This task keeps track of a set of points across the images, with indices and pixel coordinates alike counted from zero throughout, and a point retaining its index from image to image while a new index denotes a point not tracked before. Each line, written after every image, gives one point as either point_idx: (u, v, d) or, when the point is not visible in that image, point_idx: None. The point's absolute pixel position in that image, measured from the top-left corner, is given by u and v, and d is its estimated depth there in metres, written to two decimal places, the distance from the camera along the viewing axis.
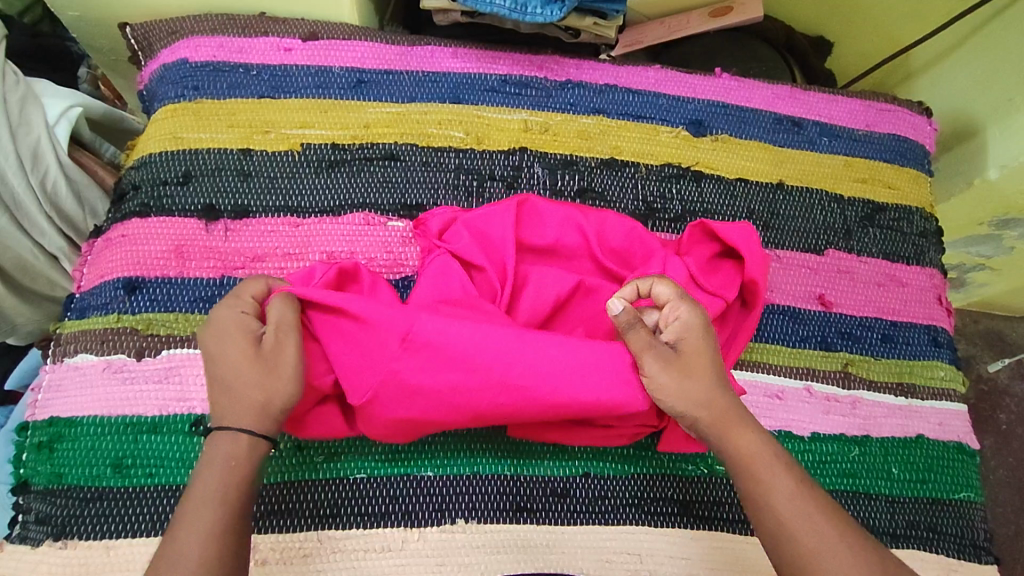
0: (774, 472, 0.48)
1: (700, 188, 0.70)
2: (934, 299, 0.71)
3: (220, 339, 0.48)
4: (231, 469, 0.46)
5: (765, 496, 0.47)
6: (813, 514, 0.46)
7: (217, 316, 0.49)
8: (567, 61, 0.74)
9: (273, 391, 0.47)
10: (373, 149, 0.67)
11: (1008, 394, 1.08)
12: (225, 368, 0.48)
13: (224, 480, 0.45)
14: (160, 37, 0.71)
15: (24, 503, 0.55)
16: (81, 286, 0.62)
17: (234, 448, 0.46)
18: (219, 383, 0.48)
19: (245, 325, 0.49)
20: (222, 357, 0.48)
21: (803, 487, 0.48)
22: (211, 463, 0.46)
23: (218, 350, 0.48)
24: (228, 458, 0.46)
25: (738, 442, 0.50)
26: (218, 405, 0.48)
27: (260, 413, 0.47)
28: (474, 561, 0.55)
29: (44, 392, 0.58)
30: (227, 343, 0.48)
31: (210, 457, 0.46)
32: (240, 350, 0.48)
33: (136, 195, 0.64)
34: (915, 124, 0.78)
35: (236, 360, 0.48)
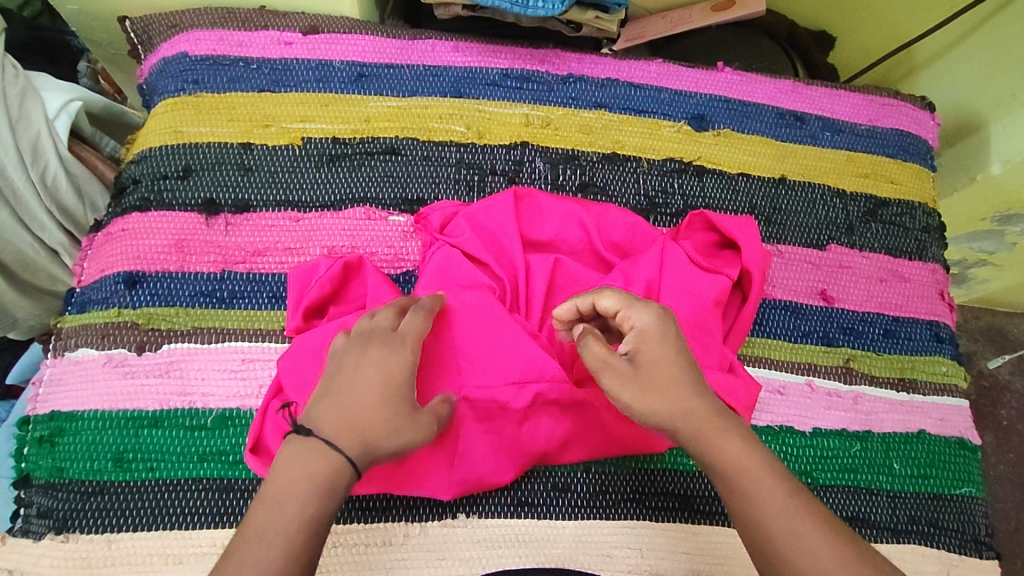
0: (762, 487, 0.46)
1: (702, 183, 0.70)
2: (936, 295, 0.71)
3: (381, 367, 0.47)
4: (326, 495, 0.43)
5: (752, 512, 0.46)
6: (804, 533, 0.44)
7: (391, 347, 0.48)
8: (569, 55, 0.73)
9: (394, 442, 0.46)
10: (374, 144, 0.67)
11: (1008, 390, 1.08)
12: (365, 390, 0.46)
13: (314, 498, 0.43)
14: (159, 30, 0.71)
15: (25, 497, 0.55)
16: (81, 280, 0.62)
17: (331, 471, 0.44)
18: (340, 396, 0.46)
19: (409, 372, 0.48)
20: (368, 379, 0.47)
21: (793, 500, 0.46)
22: (304, 480, 0.43)
23: (369, 370, 0.47)
24: (324, 481, 0.43)
25: (725, 453, 0.47)
26: (332, 415, 0.45)
27: (365, 449, 0.45)
28: (474, 555, 0.55)
29: (44, 387, 0.58)
30: (383, 375, 0.47)
31: (303, 470, 0.43)
32: (390, 389, 0.47)
33: (137, 189, 0.64)
34: (918, 120, 0.77)
35: (380, 397, 0.46)
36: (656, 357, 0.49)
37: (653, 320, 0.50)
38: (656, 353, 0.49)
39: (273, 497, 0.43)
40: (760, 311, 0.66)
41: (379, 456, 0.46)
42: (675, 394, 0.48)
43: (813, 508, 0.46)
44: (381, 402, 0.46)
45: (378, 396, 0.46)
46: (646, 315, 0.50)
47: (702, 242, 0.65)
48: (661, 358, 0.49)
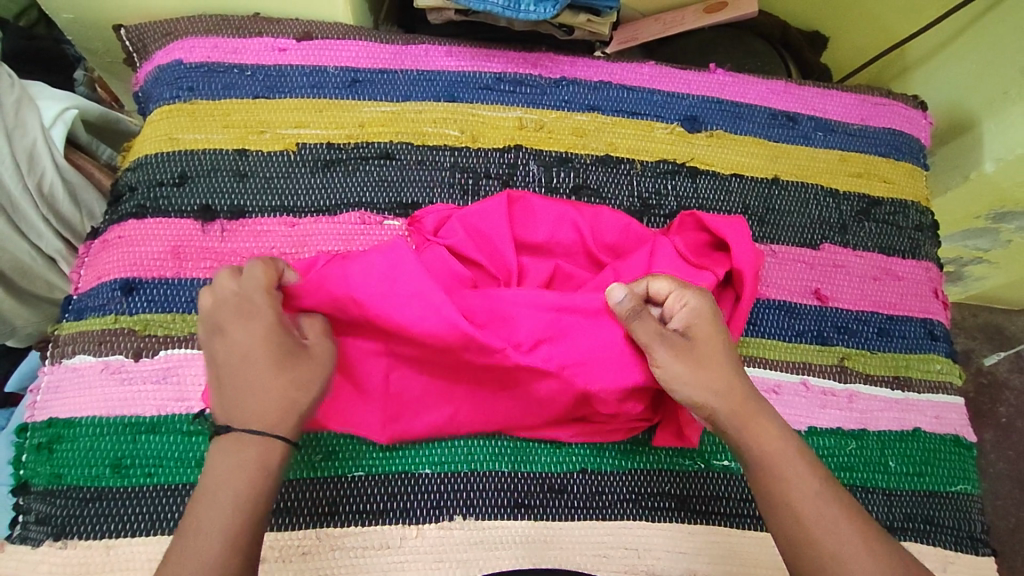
0: (799, 474, 0.47)
1: (695, 184, 0.71)
2: (930, 293, 0.71)
3: (248, 338, 0.48)
4: (262, 476, 0.46)
5: (787, 500, 0.47)
6: (839, 521, 0.45)
7: (246, 315, 0.48)
8: (562, 58, 0.74)
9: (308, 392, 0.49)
10: (368, 148, 0.67)
11: (1007, 387, 1.08)
12: (251, 365, 0.47)
13: (250, 483, 0.45)
14: (154, 38, 0.71)
15: (24, 504, 0.55)
16: (78, 287, 0.62)
17: (263, 454, 0.46)
18: (238, 383, 0.47)
19: (279, 327, 0.49)
20: (248, 354, 0.48)
21: (826, 492, 0.47)
22: (241, 465, 0.45)
23: (246, 345, 0.48)
24: (257, 464, 0.46)
25: (762, 439, 0.49)
26: (238, 400, 0.47)
27: (287, 414, 0.47)
28: (471, 557, 0.55)
29: (42, 394, 0.58)
30: (257, 343, 0.48)
31: (238, 460, 0.45)
32: (270, 351, 0.48)
33: (133, 196, 0.64)
34: (910, 119, 0.78)
35: (267, 361, 0.48)
36: (705, 339, 0.52)
37: (702, 302, 0.54)
38: (706, 337, 0.53)
39: (210, 490, 0.45)
40: (754, 311, 0.67)
41: (300, 409, 0.48)
42: (719, 372, 0.51)
43: (841, 503, 0.47)
44: (271, 364, 0.48)
45: (264, 361, 0.48)
46: (699, 298, 0.54)
47: (695, 243, 0.65)
48: (708, 331, 0.53)
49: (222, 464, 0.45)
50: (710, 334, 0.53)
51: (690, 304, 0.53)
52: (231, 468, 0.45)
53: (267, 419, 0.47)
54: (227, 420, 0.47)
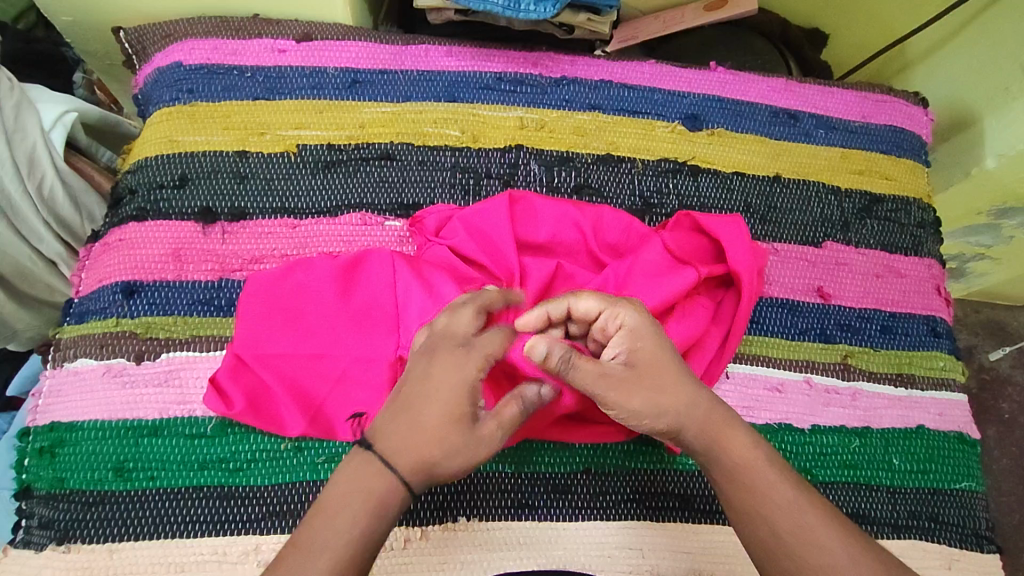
0: (771, 483, 0.47)
1: (696, 183, 0.70)
2: (933, 290, 0.71)
3: (443, 378, 0.45)
4: (378, 518, 0.43)
5: (764, 508, 0.46)
6: (817, 527, 0.45)
7: (453, 359, 0.46)
8: (562, 57, 0.74)
9: (450, 465, 0.44)
10: (369, 149, 0.67)
11: (1009, 383, 1.08)
12: (427, 410, 0.45)
13: (362, 518, 0.43)
14: (153, 40, 0.71)
15: (26, 508, 0.55)
16: (80, 290, 0.62)
17: (384, 495, 0.43)
18: (403, 413, 0.45)
19: (474, 387, 0.46)
20: (433, 397, 0.45)
21: (803, 498, 0.47)
22: (362, 495, 0.43)
23: (435, 388, 0.45)
24: (377, 503, 0.43)
25: (731, 450, 0.48)
26: (398, 439, 0.44)
27: (424, 472, 0.44)
28: (476, 559, 0.55)
29: (44, 398, 0.58)
30: (444, 393, 0.45)
31: (361, 491, 0.43)
32: (455, 407, 0.45)
33: (133, 199, 0.64)
34: (912, 115, 0.77)
35: (444, 412, 0.45)
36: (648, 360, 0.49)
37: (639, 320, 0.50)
38: (649, 358, 0.49)
39: (328, 511, 0.43)
40: (756, 310, 0.66)
41: (438, 475, 0.45)
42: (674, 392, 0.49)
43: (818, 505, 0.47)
44: (444, 419, 0.44)
45: (440, 411, 0.45)
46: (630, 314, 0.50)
47: (694, 244, 0.65)
48: (651, 351, 0.49)
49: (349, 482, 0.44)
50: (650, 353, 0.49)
51: (625, 322, 0.50)
52: (352, 495, 0.43)
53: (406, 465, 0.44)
54: (378, 447, 0.44)
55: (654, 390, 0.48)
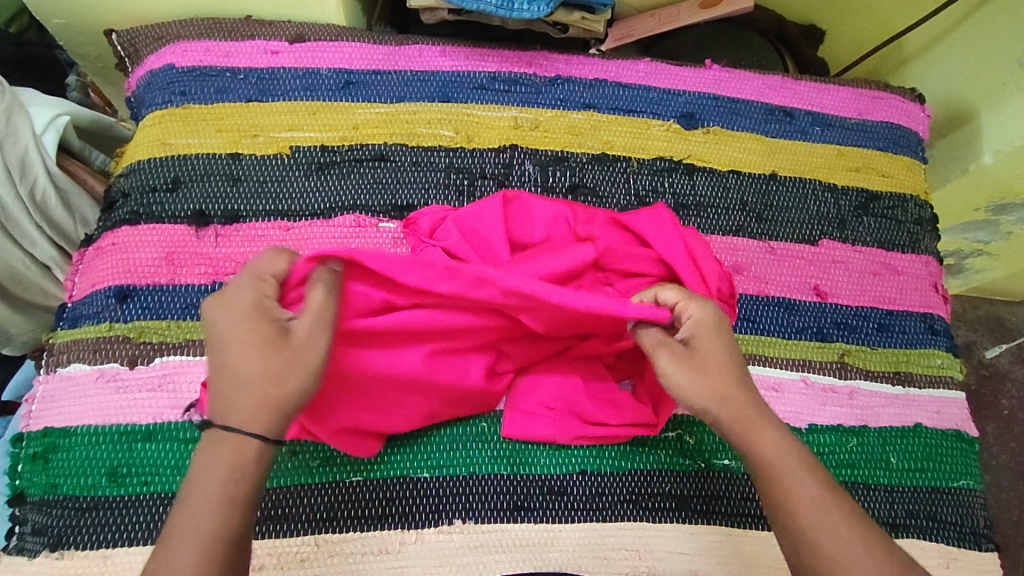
0: (799, 478, 0.46)
1: (692, 182, 0.70)
2: (930, 287, 0.71)
3: (230, 317, 0.45)
4: (234, 478, 0.43)
5: (788, 502, 0.46)
6: (838, 524, 0.45)
7: (230, 295, 0.46)
8: (556, 56, 0.73)
9: (290, 385, 0.45)
10: (362, 150, 0.67)
11: (1008, 379, 1.08)
12: (237, 355, 0.45)
13: (222, 485, 0.42)
14: (146, 43, 0.71)
15: (21, 514, 0.55)
16: (73, 295, 0.62)
17: (239, 453, 0.43)
18: (221, 370, 0.45)
19: (260, 310, 0.46)
20: (235, 340, 0.45)
21: (829, 495, 0.46)
22: (213, 463, 0.43)
23: (229, 333, 0.45)
24: (231, 465, 0.43)
25: (763, 444, 0.48)
26: (225, 398, 0.44)
27: (269, 410, 0.44)
28: (471, 561, 0.55)
29: (37, 403, 0.58)
30: (241, 330, 0.45)
31: (213, 457, 0.43)
32: (257, 339, 0.45)
33: (126, 203, 0.64)
34: (908, 112, 0.77)
35: (252, 349, 0.45)
36: (707, 350, 0.50)
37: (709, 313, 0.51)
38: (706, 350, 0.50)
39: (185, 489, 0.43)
40: (753, 309, 0.66)
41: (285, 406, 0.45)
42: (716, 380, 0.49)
43: (844, 504, 0.46)
44: (257, 356, 0.45)
45: (253, 351, 0.45)
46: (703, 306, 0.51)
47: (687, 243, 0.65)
48: (711, 341, 0.50)
49: (201, 460, 0.43)
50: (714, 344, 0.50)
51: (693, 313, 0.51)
52: (206, 468, 0.43)
53: (244, 411, 0.43)
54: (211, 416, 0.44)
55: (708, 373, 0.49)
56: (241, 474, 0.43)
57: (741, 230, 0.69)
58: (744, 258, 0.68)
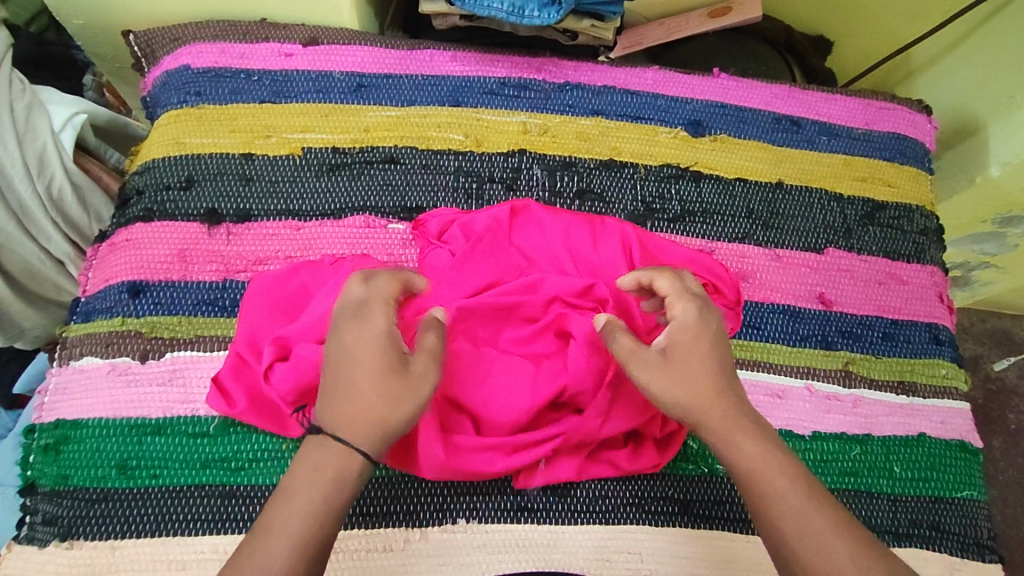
0: (781, 490, 0.46)
1: (698, 188, 0.70)
2: (935, 297, 0.71)
3: (364, 341, 0.47)
4: (337, 487, 0.44)
5: (771, 513, 0.46)
6: (820, 534, 0.44)
7: (365, 319, 0.48)
8: (566, 63, 0.74)
9: (396, 412, 0.46)
10: (374, 153, 0.68)
11: (1015, 393, 1.08)
12: (356, 370, 0.46)
13: (322, 488, 0.44)
14: (163, 43, 0.72)
15: (31, 504, 0.55)
16: (86, 290, 0.63)
17: (342, 465, 0.45)
18: (337, 382, 0.47)
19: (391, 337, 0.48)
20: (356, 359, 0.47)
21: (813, 506, 0.45)
22: (313, 469, 0.44)
23: (354, 352, 0.47)
24: (333, 475, 0.44)
25: (742, 451, 0.48)
26: (335, 407, 0.46)
27: (374, 432, 0.45)
28: (475, 561, 0.55)
29: (49, 395, 0.58)
30: (366, 349, 0.47)
31: (314, 463, 0.45)
32: (381, 362, 0.46)
33: (140, 200, 0.65)
34: (915, 123, 0.77)
35: (372, 367, 0.46)
36: (684, 349, 0.50)
37: (696, 316, 0.51)
38: (682, 351, 0.50)
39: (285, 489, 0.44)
40: (757, 316, 0.67)
41: (390, 429, 0.46)
42: (694, 388, 0.49)
43: (830, 516, 0.45)
44: (372, 376, 0.46)
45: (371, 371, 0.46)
46: (687, 307, 0.52)
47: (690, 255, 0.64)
48: (691, 345, 0.50)
49: (310, 462, 0.45)
50: (690, 346, 0.50)
51: (676, 313, 0.52)
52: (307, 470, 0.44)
53: (349, 426, 0.45)
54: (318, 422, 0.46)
55: (690, 372, 0.49)
56: (341, 481, 0.44)
57: (746, 238, 0.69)
58: (751, 266, 0.68)
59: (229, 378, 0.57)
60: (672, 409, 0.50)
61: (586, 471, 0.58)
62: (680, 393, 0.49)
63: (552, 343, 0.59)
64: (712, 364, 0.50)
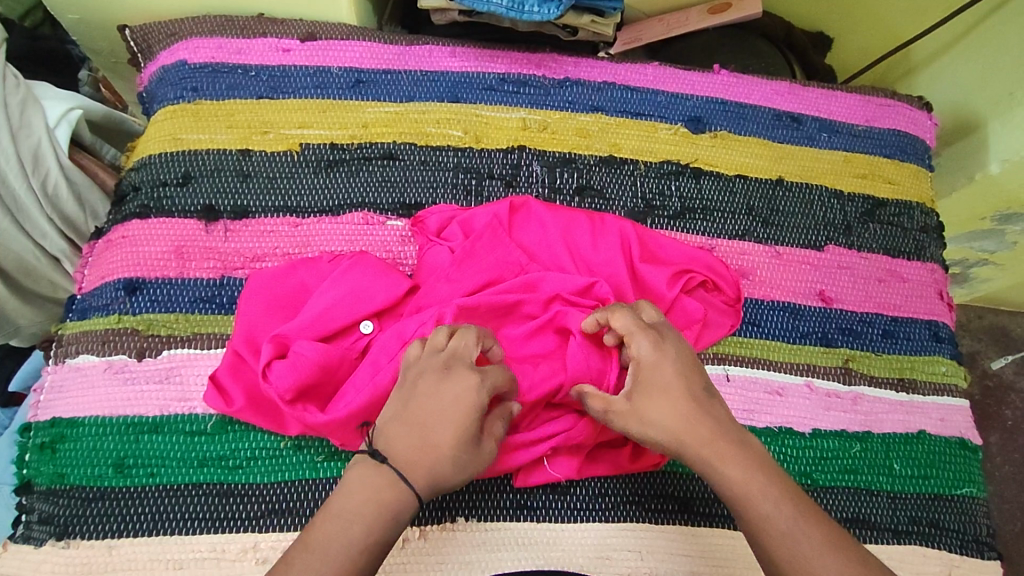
0: (767, 512, 0.46)
1: (698, 185, 0.70)
2: (935, 295, 0.71)
3: (456, 400, 0.47)
4: (391, 524, 0.45)
5: (761, 538, 0.46)
6: (807, 557, 0.44)
7: (471, 381, 0.48)
8: (565, 59, 0.74)
9: (458, 476, 0.47)
10: (372, 149, 0.67)
11: (1012, 389, 1.08)
12: (440, 426, 0.47)
13: (376, 522, 0.44)
14: (159, 39, 0.71)
15: (27, 503, 0.55)
16: (83, 287, 0.63)
17: (401, 504, 0.45)
18: (416, 423, 0.47)
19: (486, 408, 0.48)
20: (445, 416, 0.47)
21: (800, 525, 0.45)
22: (373, 503, 0.45)
23: (446, 409, 0.47)
24: (390, 512, 0.45)
25: (728, 480, 0.48)
26: (407, 447, 0.47)
27: (432, 482, 0.46)
28: (473, 559, 0.55)
29: (46, 393, 0.58)
30: (459, 411, 0.47)
31: (373, 494, 0.45)
32: (468, 428, 0.47)
33: (137, 196, 0.64)
34: (915, 119, 0.77)
35: (456, 431, 0.47)
36: (649, 386, 0.51)
37: (652, 349, 0.51)
38: (647, 388, 0.51)
39: (342, 513, 0.44)
40: (757, 313, 0.66)
41: (445, 486, 0.47)
42: (667, 423, 0.50)
43: (821, 533, 0.45)
44: (455, 438, 0.47)
45: (455, 434, 0.47)
46: (645, 343, 0.52)
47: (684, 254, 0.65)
48: (657, 380, 0.51)
49: (367, 492, 0.45)
50: (656, 378, 0.51)
51: (639, 351, 0.52)
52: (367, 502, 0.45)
53: (415, 469, 0.46)
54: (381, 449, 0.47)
55: (663, 406, 0.50)
56: (394, 518, 0.45)
57: (746, 235, 0.69)
58: (751, 263, 0.68)
59: (226, 376, 0.56)
60: (656, 446, 0.50)
61: (583, 470, 0.58)
62: (660, 428, 0.50)
63: (551, 340, 0.59)
64: (682, 395, 0.50)
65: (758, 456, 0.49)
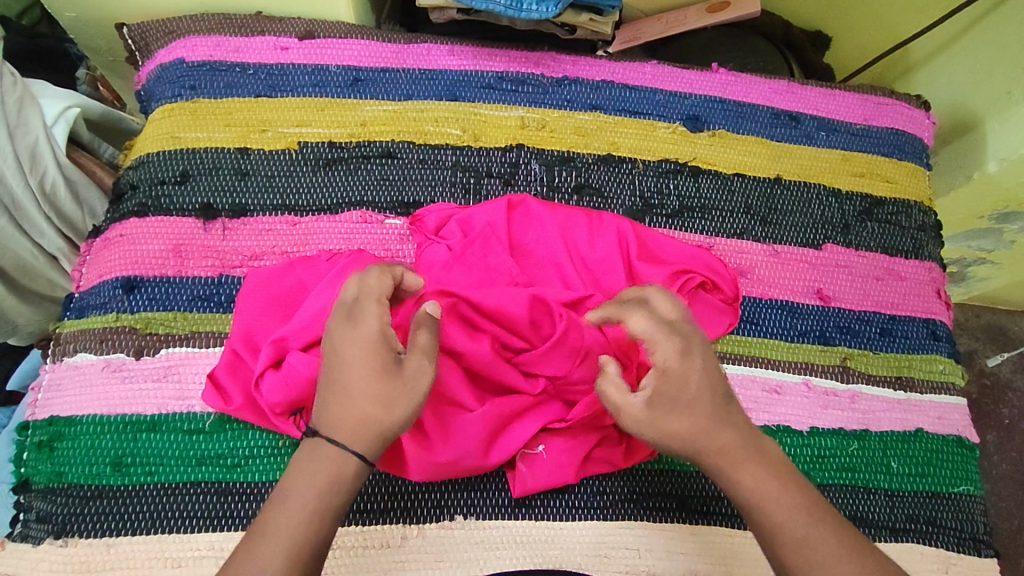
0: (783, 519, 0.45)
1: (696, 184, 0.70)
2: (933, 293, 0.71)
3: (351, 343, 0.45)
4: (329, 493, 0.44)
5: (773, 543, 0.45)
6: (822, 563, 0.44)
7: (358, 319, 0.46)
8: (563, 57, 0.74)
9: (393, 415, 0.45)
10: (370, 148, 0.67)
11: (1010, 388, 1.08)
12: (349, 373, 0.45)
13: (315, 495, 0.44)
14: (156, 37, 0.71)
15: (25, 502, 0.55)
16: (80, 285, 0.63)
17: (337, 471, 0.44)
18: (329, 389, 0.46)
19: (384, 336, 0.46)
20: (351, 361, 0.45)
21: (815, 529, 0.45)
22: (308, 476, 0.44)
23: (347, 354, 0.45)
24: (327, 481, 0.44)
25: (743, 486, 0.46)
26: (329, 411, 0.45)
27: (369, 434, 0.45)
28: (471, 557, 0.55)
29: (43, 392, 0.58)
30: (357, 351, 0.45)
31: (309, 471, 0.44)
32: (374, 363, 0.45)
33: (134, 195, 0.64)
34: (913, 118, 0.77)
35: (364, 370, 0.45)
36: (673, 396, 0.45)
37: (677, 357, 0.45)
38: (671, 399, 0.45)
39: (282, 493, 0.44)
40: (754, 311, 0.66)
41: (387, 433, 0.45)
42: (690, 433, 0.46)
43: (837, 536, 0.45)
44: (366, 377, 0.45)
45: (366, 373, 0.45)
46: (669, 350, 0.46)
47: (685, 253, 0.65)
48: (685, 391, 0.46)
49: (305, 467, 0.45)
50: (682, 389, 0.46)
51: (661, 358, 0.46)
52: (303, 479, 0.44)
53: (343, 430, 0.45)
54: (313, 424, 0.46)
55: (687, 420, 0.46)
56: (336, 489, 0.44)
57: (744, 234, 0.69)
58: (750, 262, 0.68)
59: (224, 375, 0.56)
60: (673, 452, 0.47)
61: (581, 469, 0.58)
62: (678, 441, 0.46)
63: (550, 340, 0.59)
64: (706, 405, 0.46)
65: (774, 461, 0.47)
